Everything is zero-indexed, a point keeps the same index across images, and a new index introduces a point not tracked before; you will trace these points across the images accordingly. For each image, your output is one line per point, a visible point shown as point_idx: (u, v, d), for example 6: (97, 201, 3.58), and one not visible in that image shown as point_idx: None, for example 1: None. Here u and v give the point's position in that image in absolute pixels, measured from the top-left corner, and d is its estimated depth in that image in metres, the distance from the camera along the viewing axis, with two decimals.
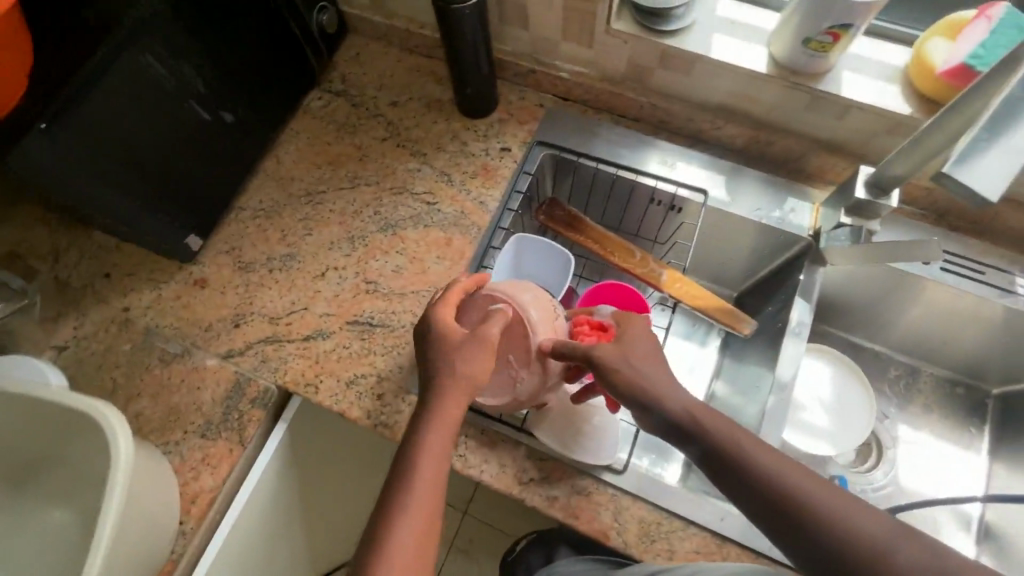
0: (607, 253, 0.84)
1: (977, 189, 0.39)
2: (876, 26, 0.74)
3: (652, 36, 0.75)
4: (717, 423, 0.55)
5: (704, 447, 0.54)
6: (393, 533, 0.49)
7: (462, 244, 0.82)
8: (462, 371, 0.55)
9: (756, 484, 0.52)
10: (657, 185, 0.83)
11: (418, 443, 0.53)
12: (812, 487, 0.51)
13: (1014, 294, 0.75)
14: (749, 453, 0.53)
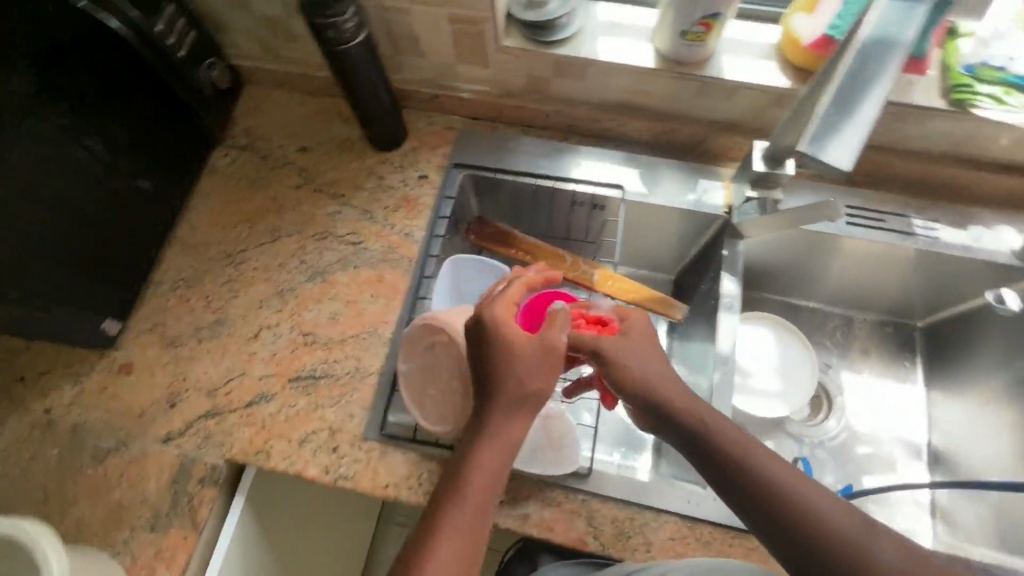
0: (540, 262, 0.86)
1: (831, 163, 0.44)
2: (745, 9, 0.79)
3: (542, 48, 0.77)
4: (710, 414, 0.59)
5: (691, 437, 0.58)
6: (441, 542, 0.52)
7: (394, 279, 0.81)
8: (529, 386, 0.57)
9: (737, 472, 0.55)
10: (575, 189, 0.85)
11: (477, 458, 0.55)
12: (789, 478, 0.53)
13: (913, 236, 0.79)
14: (740, 446, 0.56)
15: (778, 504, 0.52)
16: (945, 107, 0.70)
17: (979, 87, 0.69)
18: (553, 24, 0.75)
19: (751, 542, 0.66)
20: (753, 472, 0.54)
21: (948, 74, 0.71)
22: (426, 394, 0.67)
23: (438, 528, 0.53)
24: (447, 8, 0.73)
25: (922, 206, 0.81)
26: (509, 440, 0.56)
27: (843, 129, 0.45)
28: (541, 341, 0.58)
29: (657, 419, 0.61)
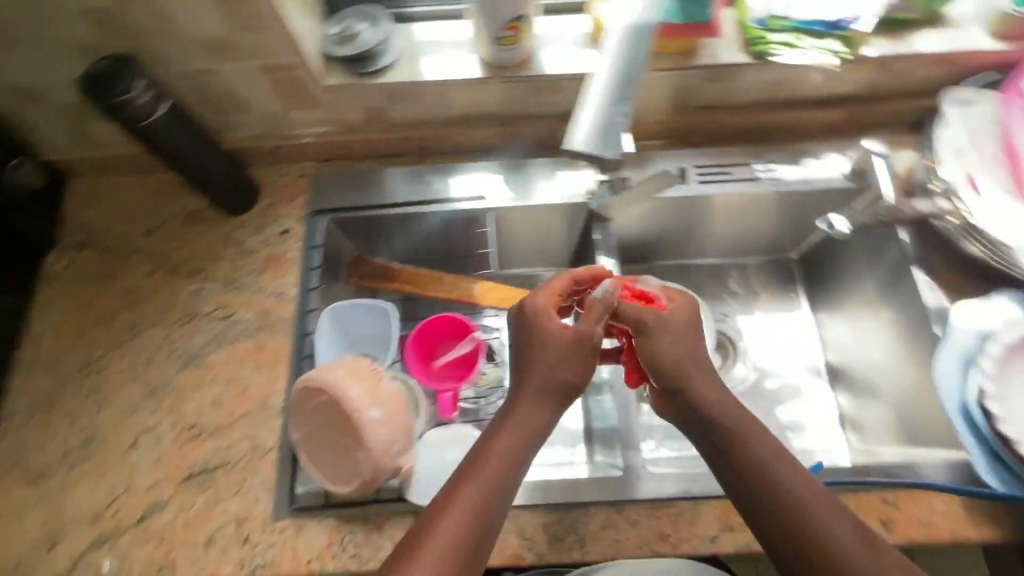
0: (420, 289, 0.82)
1: (582, 149, 0.61)
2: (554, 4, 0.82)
3: (366, 79, 0.76)
4: (739, 416, 0.60)
5: (711, 435, 0.60)
6: (441, 531, 0.53)
7: (275, 344, 0.77)
8: (558, 372, 0.61)
9: (753, 468, 0.57)
10: (440, 209, 0.84)
11: (494, 447, 0.58)
12: (798, 482, 0.56)
13: (758, 181, 0.84)
14: (753, 448, 0.58)
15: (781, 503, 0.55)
16: (749, 62, 0.75)
17: (771, 37, 0.74)
18: (369, 53, 0.75)
19: (676, 509, 0.68)
20: (767, 473, 0.56)
21: (743, 31, 0.76)
22: (324, 458, 0.64)
23: (441, 514, 0.54)
24: (256, 59, 0.71)
25: (760, 150, 0.85)
26: (526, 433, 0.59)
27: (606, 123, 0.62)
28: (579, 328, 0.63)
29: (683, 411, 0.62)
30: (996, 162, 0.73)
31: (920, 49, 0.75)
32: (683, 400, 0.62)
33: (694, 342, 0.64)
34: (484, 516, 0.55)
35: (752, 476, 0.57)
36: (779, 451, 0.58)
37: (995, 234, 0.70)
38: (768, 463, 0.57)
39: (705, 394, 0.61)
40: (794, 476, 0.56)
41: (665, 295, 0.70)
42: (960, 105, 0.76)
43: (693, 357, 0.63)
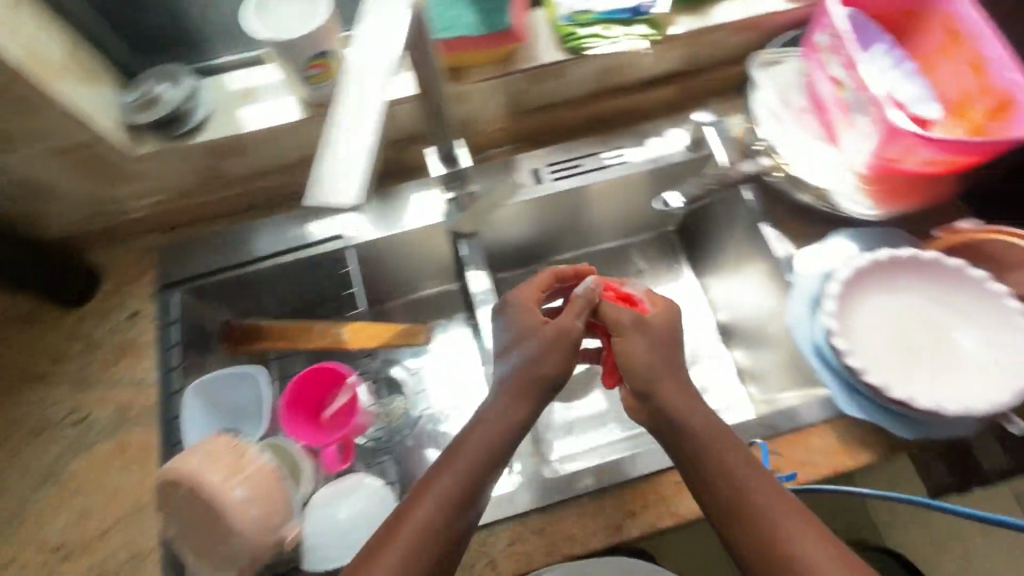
0: (291, 343, 0.79)
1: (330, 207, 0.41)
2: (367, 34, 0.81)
3: (179, 141, 0.72)
4: (711, 429, 0.59)
5: (684, 447, 0.59)
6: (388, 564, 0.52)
7: (141, 436, 0.72)
8: (538, 363, 0.61)
9: (719, 476, 0.57)
10: (298, 255, 0.82)
11: (460, 471, 0.57)
12: (766, 491, 0.56)
13: (607, 167, 0.86)
14: (724, 458, 0.57)
15: (746, 518, 0.55)
16: (564, 58, 0.76)
17: (581, 32, 0.75)
18: (177, 114, 0.71)
19: (578, 506, 0.68)
20: (735, 487, 0.56)
21: (555, 30, 0.76)
22: (203, 548, 0.60)
23: (390, 547, 0.53)
24: (46, 143, 0.66)
25: (604, 138, 0.88)
26: (501, 429, 0.59)
27: (339, 171, 0.42)
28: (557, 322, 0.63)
29: (656, 426, 0.61)
30: (805, 114, 0.78)
31: (721, 19, 0.78)
32: (654, 406, 0.61)
33: (672, 351, 0.64)
34: (437, 536, 0.54)
35: (720, 491, 0.56)
36: (749, 464, 0.57)
37: (816, 181, 0.75)
38: (737, 479, 0.56)
39: (674, 402, 0.60)
40: (762, 489, 0.56)
41: (649, 300, 0.69)
42: (764, 66, 0.81)
43: (666, 364, 0.63)
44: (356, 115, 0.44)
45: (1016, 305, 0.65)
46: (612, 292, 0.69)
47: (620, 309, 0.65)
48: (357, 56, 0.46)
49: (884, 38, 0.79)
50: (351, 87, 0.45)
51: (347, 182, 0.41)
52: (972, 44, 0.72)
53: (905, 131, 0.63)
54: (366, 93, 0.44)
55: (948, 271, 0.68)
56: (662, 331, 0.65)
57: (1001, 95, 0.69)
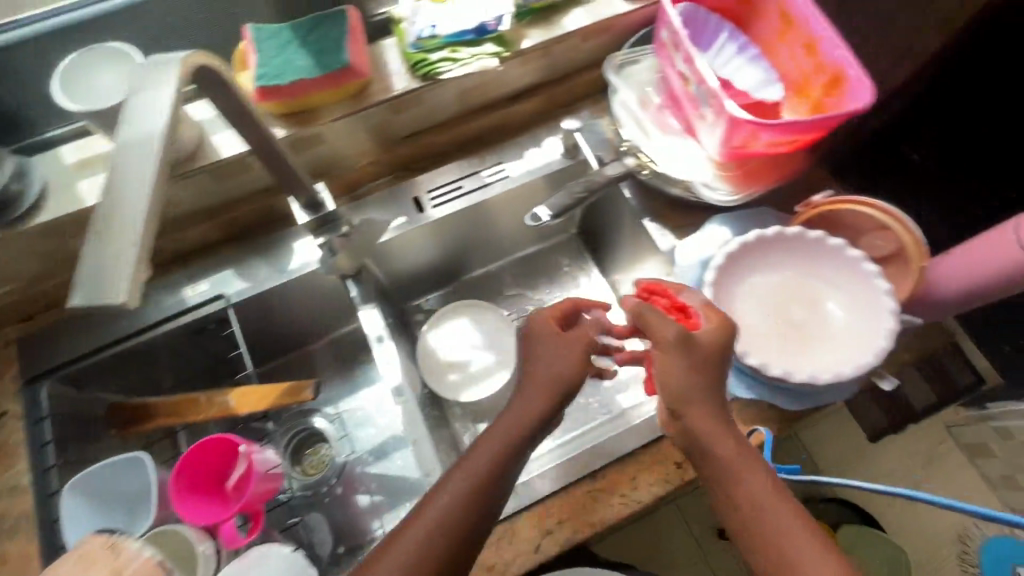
0: (179, 416, 0.74)
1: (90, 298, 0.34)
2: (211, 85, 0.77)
3: (14, 227, 0.67)
4: (740, 455, 0.54)
5: (706, 466, 0.56)
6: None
7: (20, 547, 0.67)
8: (555, 370, 0.60)
9: (740, 504, 0.53)
10: (178, 322, 0.78)
11: (474, 463, 0.56)
12: (787, 522, 0.51)
13: (487, 186, 0.86)
14: (744, 484, 0.53)
15: (761, 545, 0.51)
16: (419, 85, 0.75)
17: (432, 57, 0.74)
18: (5, 198, 0.66)
19: (495, 533, 0.68)
20: (752, 514, 0.52)
21: (405, 57, 0.75)
22: None
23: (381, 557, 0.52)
24: None
25: (483, 156, 0.88)
26: (516, 430, 0.58)
27: (109, 261, 0.35)
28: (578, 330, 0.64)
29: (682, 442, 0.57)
30: (664, 110, 0.79)
31: (572, 27, 0.79)
32: (683, 425, 0.56)
33: (713, 371, 0.58)
34: (439, 552, 0.52)
35: (736, 517, 0.53)
36: (774, 493, 0.53)
37: (681, 175, 0.76)
38: (760, 509, 0.52)
39: (701, 424, 0.56)
40: (784, 520, 0.51)
41: (702, 313, 0.63)
42: (621, 68, 0.82)
43: (706, 382, 0.57)
44: (131, 196, 0.38)
45: (873, 268, 0.67)
46: (664, 301, 0.68)
47: (666, 322, 0.58)
48: (129, 133, 0.40)
49: (724, 28, 0.82)
50: (125, 163, 0.39)
51: (117, 273, 0.35)
52: (802, 26, 0.75)
53: (743, 121, 0.65)
54: (137, 169, 0.38)
55: (811, 243, 0.70)
56: (709, 354, 0.58)
57: (833, 72, 0.73)
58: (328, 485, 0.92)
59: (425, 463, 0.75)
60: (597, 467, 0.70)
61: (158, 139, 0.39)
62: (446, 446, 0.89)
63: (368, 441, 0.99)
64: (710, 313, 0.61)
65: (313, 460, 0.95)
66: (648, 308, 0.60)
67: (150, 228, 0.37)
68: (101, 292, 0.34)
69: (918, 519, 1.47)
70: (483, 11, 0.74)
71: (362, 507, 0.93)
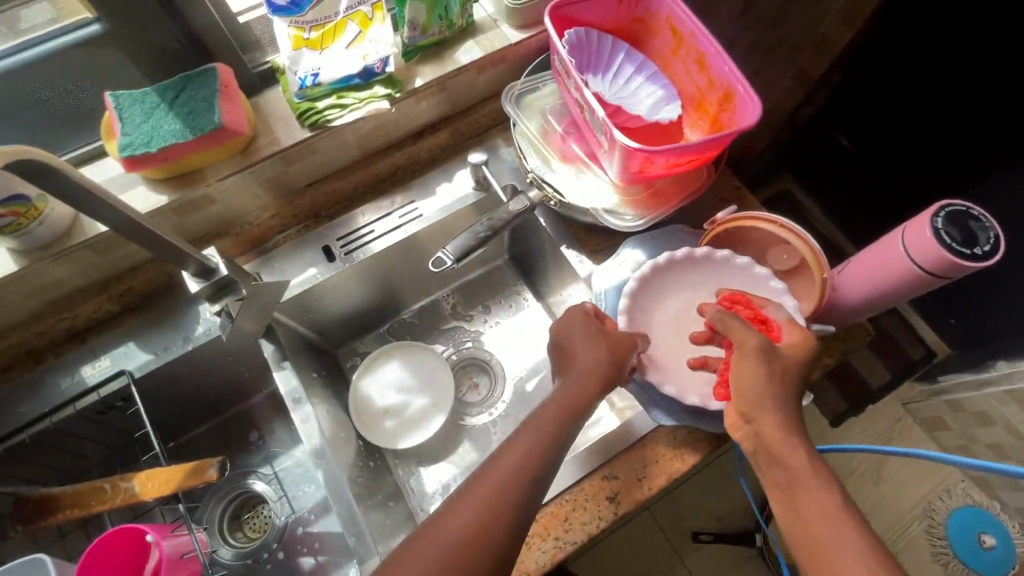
0: (86, 507, 0.70)
1: None
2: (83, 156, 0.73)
3: None
4: (812, 469, 0.54)
5: (775, 473, 0.56)
6: (423, 554, 0.52)
7: None
8: (599, 357, 0.64)
9: (802, 508, 0.53)
10: (76, 404, 0.72)
11: (518, 439, 0.59)
12: (844, 531, 0.51)
13: (399, 228, 0.83)
14: (805, 492, 0.53)
15: (817, 554, 0.51)
16: (309, 134, 0.73)
17: (319, 105, 0.72)
18: None
19: None
20: (812, 525, 0.52)
21: (292, 107, 0.73)
22: None
23: (434, 527, 0.54)
24: None
25: (394, 195, 0.86)
26: (561, 410, 0.61)
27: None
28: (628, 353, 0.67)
29: (754, 450, 0.57)
30: (567, 138, 0.78)
31: (464, 61, 0.77)
32: (752, 430, 0.57)
33: (785, 386, 0.57)
34: (487, 533, 0.53)
35: (797, 527, 0.53)
36: (841, 510, 0.52)
37: (585, 203, 0.76)
38: (821, 522, 0.51)
39: (771, 433, 0.56)
40: (845, 535, 0.50)
41: (786, 327, 0.60)
42: (520, 98, 0.81)
43: (784, 396, 0.57)
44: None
45: (779, 283, 0.67)
46: (745, 312, 0.63)
47: (748, 332, 0.57)
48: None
49: (620, 48, 0.81)
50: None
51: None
52: (691, 42, 0.75)
53: (633, 150, 0.65)
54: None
55: (720, 261, 0.70)
56: (791, 366, 0.58)
57: (724, 87, 0.73)
58: (269, 549, 0.90)
59: (349, 525, 0.72)
60: (563, 491, 0.70)
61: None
62: (386, 496, 0.86)
63: (307, 498, 0.94)
64: (793, 328, 0.59)
65: (253, 523, 0.93)
66: (732, 315, 0.59)
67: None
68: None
69: (887, 499, 1.47)
70: (367, 53, 0.72)
71: (305, 570, 0.89)
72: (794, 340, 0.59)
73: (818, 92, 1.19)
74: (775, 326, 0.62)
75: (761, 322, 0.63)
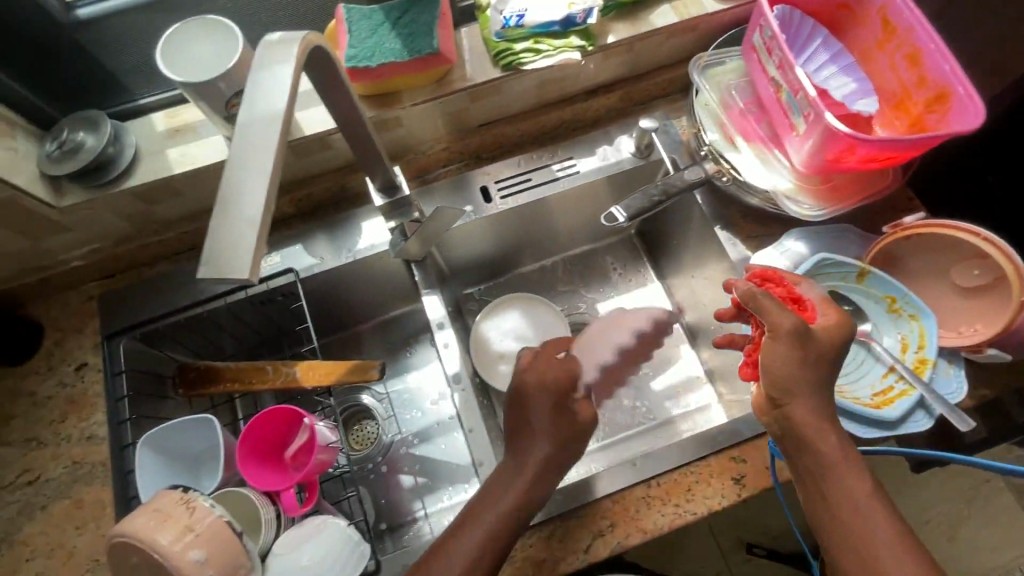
0: (248, 384, 0.77)
1: (226, 272, 0.34)
2: None
3: (107, 188, 0.69)
4: (842, 455, 0.54)
5: (804, 461, 0.56)
6: (513, 485, 0.59)
7: (97, 494, 0.71)
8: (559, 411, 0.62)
9: (830, 494, 0.54)
10: (248, 291, 0.78)
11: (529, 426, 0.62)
12: (871, 519, 0.52)
13: (557, 181, 0.85)
14: (838, 482, 0.54)
15: (849, 536, 0.52)
16: (500, 74, 0.75)
17: (516, 47, 0.74)
18: (103, 161, 0.68)
19: (544, 531, 0.68)
20: (842, 513, 0.53)
21: (488, 45, 0.75)
22: None
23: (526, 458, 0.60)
24: None
25: (553, 150, 0.87)
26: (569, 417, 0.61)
27: (230, 237, 0.36)
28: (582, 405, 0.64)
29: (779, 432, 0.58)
30: (748, 116, 0.77)
31: (659, 24, 0.77)
32: (781, 415, 0.56)
33: (829, 366, 0.56)
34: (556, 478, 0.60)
35: (827, 514, 0.54)
36: (872, 498, 0.53)
37: (763, 185, 0.74)
38: (853, 511, 0.53)
39: (802, 418, 0.55)
40: (875, 523, 0.52)
41: (820, 307, 0.60)
42: (705, 69, 0.80)
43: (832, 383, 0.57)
44: (251, 166, 0.38)
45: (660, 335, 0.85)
46: (779, 289, 0.64)
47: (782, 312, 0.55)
48: (249, 111, 0.39)
49: (817, 34, 0.78)
50: (244, 140, 0.39)
51: (237, 252, 0.35)
52: (906, 35, 0.71)
53: (840, 134, 0.63)
54: (256, 144, 0.38)
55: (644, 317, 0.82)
56: (827, 345, 0.56)
57: (938, 87, 0.69)
58: (373, 461, 0.96)
59: (477, 451, 0.75)
60: (686, 462, 0.71)
61: (278, 118, 0.39)
62: (494, 436, 0.87)
63: (411, 423, 0.99)
64: (827, 308, 0.59)
65: (359, 435, 0.98)
66: (763, 293, 0.56)
67: (268, 211, 0.37)
68: (226, 265, 0.35)
69: (961, 561, 1.38)
70: (573, 2, 0.73)
71: (404, 487, 0.94)
72: (828, 321, 0.58)
73: (1009, 91, 0.81)
74: (809, 306, 0.62)
75: (795, 302, 0.63)
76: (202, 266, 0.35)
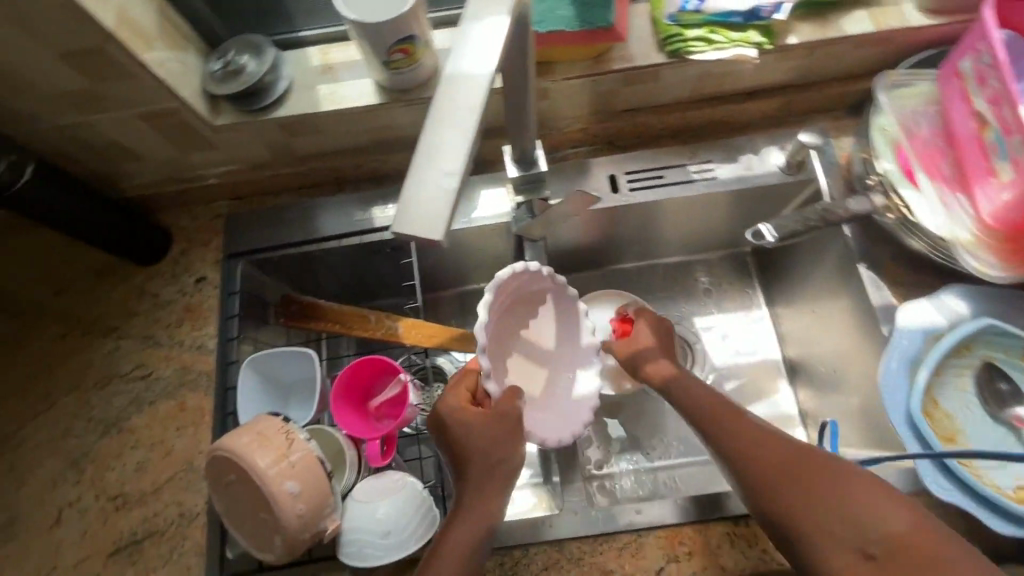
0: (348, 329, 0.79)
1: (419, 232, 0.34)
2: (437, 17, 0.74)
3: (258, 115, 0.70)
4: (760, 438, 0.56)
5: (740, 469, 0.55)
6: None
7: (198, 403, 0.75)
8: None
9: (762, 471, 0.53)
10: (364, 239, 0.79)
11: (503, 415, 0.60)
12: (808, 473, 0.51)
13: (692, 183, 0.79)
14: (763, 458, 0.54)
15: (812, 512, 0.49)
16: (663, 60, 0.70)
17: (688, 34, 0.69)
18: (260, 87, 0.69)
19: (617, 543, 0.66)
20: (789, 490, 0.51)
21: (657, 28, 0.70)
22: (248, 527, 0.61)
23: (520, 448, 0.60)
24: (133, 108, 0.65)
25: (693, 148, 0.81)
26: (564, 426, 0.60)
27: (430, 192, 0.36)
28: (498, 405, 0.61)
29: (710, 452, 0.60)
30: (930, 150, 0.69)
31: (851, 31, 0.69)
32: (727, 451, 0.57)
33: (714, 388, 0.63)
34: None
35: (782, 508, 0.51)
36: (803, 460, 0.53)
37: (936, 230, 0.67)
38: (795, 479, 0.52)
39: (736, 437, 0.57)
40: (821, 482, 0.50)
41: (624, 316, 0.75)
42: (891, 89, 0.71)
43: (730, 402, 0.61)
44: (456, 122, 0.38)
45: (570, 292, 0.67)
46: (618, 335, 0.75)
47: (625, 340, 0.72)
48: (454, 66, 0.39)
49: None
50: (447, 95, 0.38)
51: (432, 208, 0.35)
52: None
53: None
54: (461, 104, 0.38)
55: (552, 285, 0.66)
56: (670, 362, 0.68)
57: None
58: None
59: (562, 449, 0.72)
60: None
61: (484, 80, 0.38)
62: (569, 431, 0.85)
63: None
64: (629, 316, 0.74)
65: None
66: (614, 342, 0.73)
67: (462, 176, 0.37)
68: (420, 223, 0.35)
69: None
70: None
71: None
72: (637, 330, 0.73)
73: None
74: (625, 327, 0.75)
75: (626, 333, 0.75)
76: (395, 224, 0.35)
